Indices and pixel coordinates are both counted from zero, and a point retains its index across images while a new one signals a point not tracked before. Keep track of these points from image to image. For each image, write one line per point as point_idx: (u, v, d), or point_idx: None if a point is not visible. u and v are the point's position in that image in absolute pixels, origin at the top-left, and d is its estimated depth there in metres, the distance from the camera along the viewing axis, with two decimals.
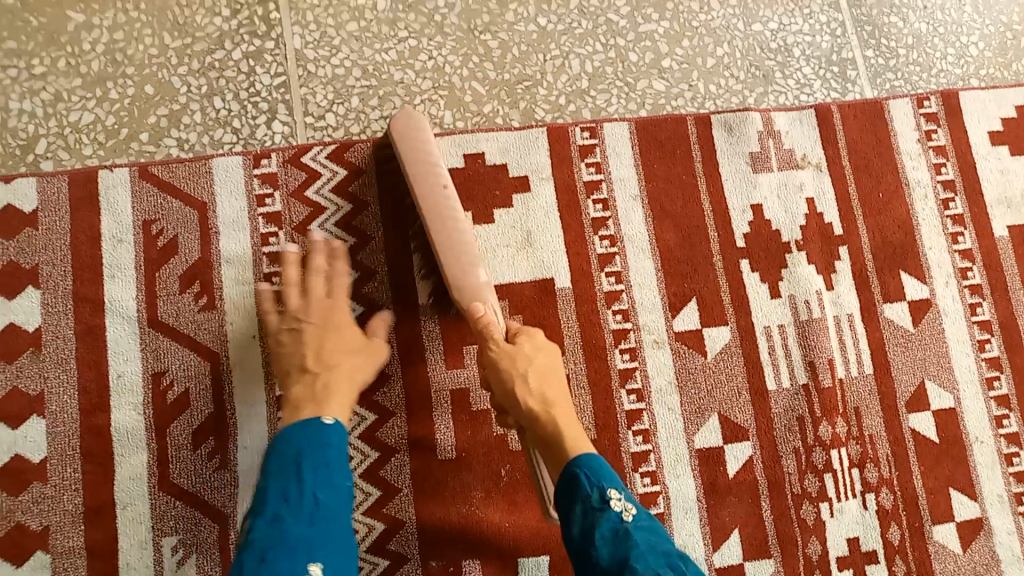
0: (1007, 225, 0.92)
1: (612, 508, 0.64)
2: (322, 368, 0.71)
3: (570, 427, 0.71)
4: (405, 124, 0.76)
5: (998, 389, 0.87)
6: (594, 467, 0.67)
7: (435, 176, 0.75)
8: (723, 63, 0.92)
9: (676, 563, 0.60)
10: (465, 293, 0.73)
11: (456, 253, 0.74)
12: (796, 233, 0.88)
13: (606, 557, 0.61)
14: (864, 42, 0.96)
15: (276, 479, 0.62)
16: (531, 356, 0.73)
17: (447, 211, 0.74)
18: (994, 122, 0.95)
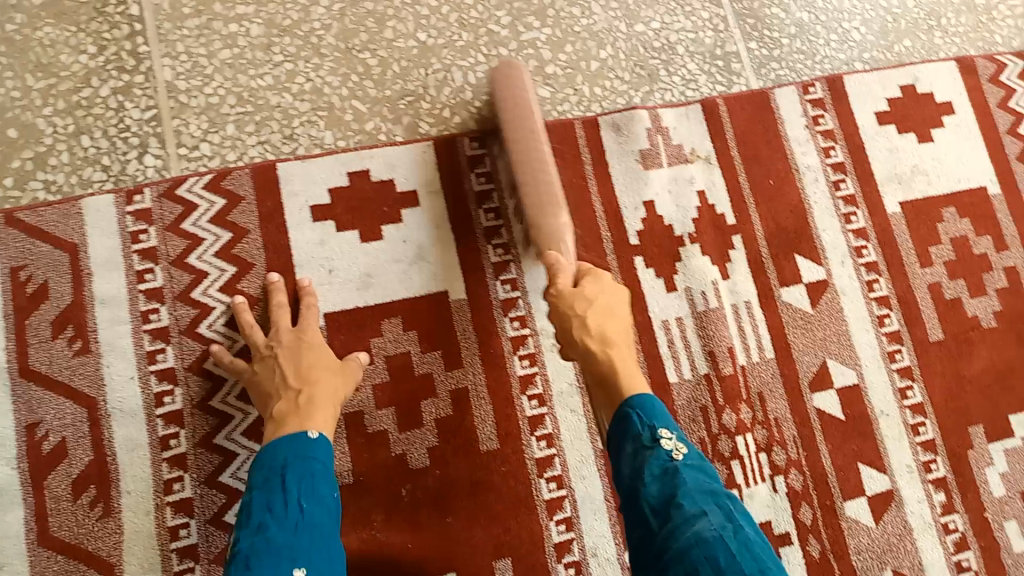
0: (899, 202, 0.93)
1: (661, 446, 0.59)
2: (306, 384, 0.71)
3: (628, 365, 0.68)
4: (507, 74, 0.81)
5: (901, 362, 0.88)
6: (645, 408, 0.64)
7: (530, 121, 0.79)
8: (607, 65, 0.92)
9: (724, 503, 0.55)
10: (546, 234, 0.77)
11: (539, 197, 0.77)
12: (688, 225, 0.88)
13: (654, 495, 0.57)
14: (748, 34, 0.96)
15: (261, 491, 0.61)
16: (592, 296, 0.72)
17: (535, 155, 0.78)
18: (880, 104, 0.96)
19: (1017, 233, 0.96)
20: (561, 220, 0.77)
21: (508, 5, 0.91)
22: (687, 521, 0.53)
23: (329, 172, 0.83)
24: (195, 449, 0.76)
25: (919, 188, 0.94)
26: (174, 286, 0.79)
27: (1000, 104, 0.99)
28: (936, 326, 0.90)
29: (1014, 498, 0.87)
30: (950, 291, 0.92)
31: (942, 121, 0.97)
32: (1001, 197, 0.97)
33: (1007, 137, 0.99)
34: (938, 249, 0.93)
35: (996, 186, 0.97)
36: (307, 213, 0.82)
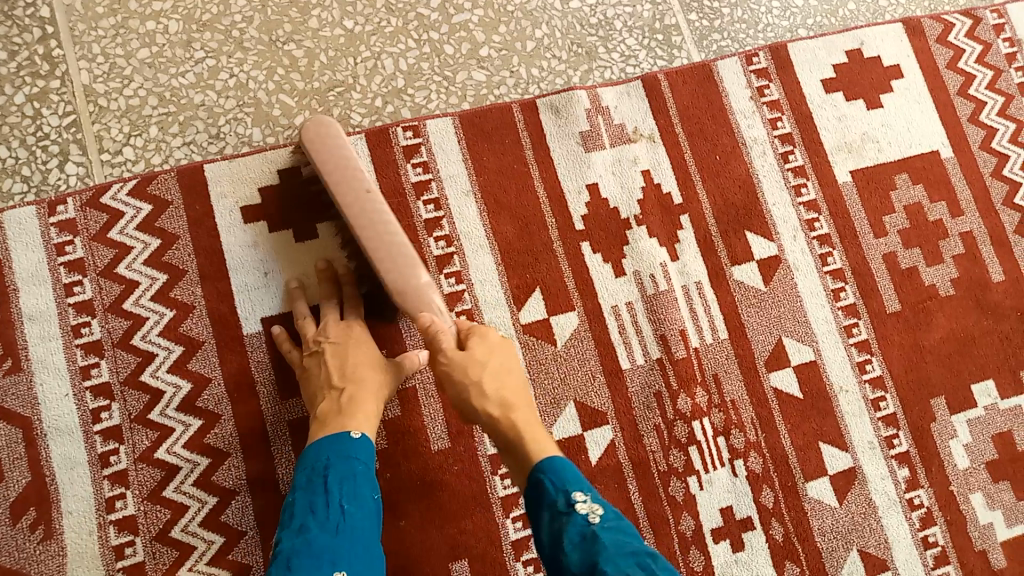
0: (849, 171, 0.92)
1: (577, 511, 0.59)
2: (348, 383, 0.71)
3: (532, 429, 0.68)
4: (317, 131, 0.72)
5: (858, 335, 0.87)
6: (558, 471, 0.63)
7: (359, 183, 0.71)
8: (543, 46, 0.89)
9: (645, 561, 0.53)
10: (408, 297, 0.71)
11: (395, 258, 0.71)
12: (633, 207, 0.86)
13: (575, 564, 0.56)
14: (687, 5, 0.94)
15: (303, 492, 0.63)
16: (484, 360, 0.70)
17: (378, 217, 0.71)
18: (826, 71, 0.94)
19: (972, 196, 0.94)
20: (424, 279, 0.72)
21: None
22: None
23: (259, 171, 0.80)
24: (135, 465, 0.73)
25: (869, 156, 0.93)
26: (104, 297, 0.76)
27: (950, 64, 0.98)
28: (893, 297, 0.89)
29: (978, 468, 0.86)
30: (905, 260, 0.90)
31: (891, 85, 0.96)
32: (954, 160, 0.95)
33: (957, 98, 0.97)
34: (891, 218, 0.91)
35: (949, 149, 0.95)
36: (237, 215, 0.79)
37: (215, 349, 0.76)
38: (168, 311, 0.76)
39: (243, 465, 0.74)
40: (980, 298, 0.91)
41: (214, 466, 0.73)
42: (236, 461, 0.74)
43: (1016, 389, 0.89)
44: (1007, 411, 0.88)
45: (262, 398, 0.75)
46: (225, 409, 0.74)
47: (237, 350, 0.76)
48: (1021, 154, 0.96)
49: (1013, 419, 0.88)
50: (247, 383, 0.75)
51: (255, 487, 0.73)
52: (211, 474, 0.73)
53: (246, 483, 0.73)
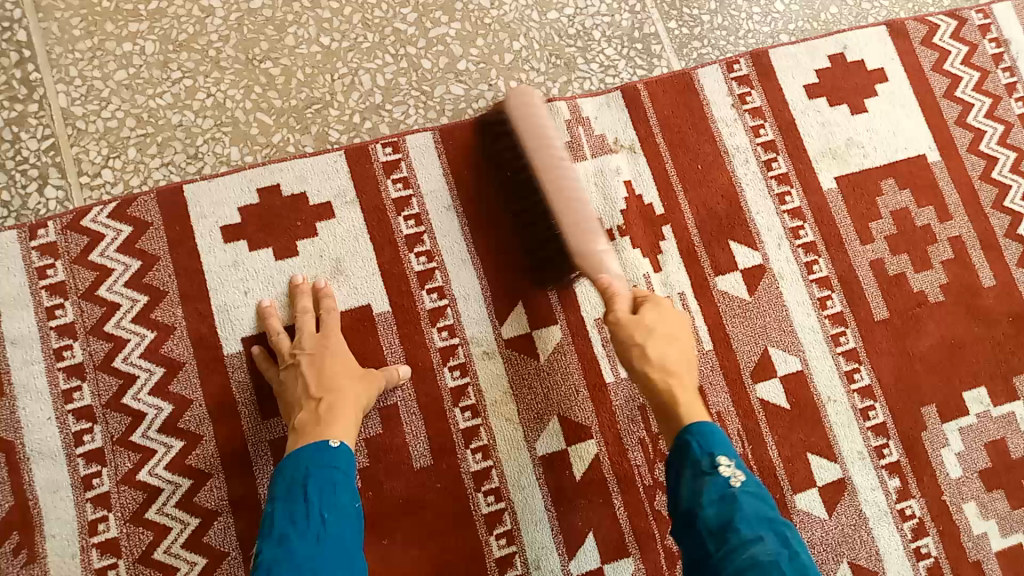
0: (834, 176, 0.91)
1: (720, 473, 0.60)
2: (326, 393, 0.71)
3: (689, 397, 0.67)
4: (521, 100, 0.74)
5: (846, 344, 0.86)
6: (704, 433, 0.64)
7: (550, 148, 0.72)
8: (522, 58, 0.89)
9: (781, 530, 0.57)
10: (588, 264, 0.71)
11: (577, 224, 0.71)
12: (616, 217, 0.86)
13: (711, 518, 0.58)
14: (665, 14, 0.94)
15: (283, 502, 0.63)
16: (654, 325, 0.70)
17: (568, 184, 0.71)
18: (809, 76, 0.93)
19: (960, 200, 0.93)
20: (603, 246, 0.72)
21: (414, 2, 0.88)
22: (745, 545, 0.56)
23: (238, 189, 0.80)
24: (117, 487, 0.72)
25: (854, 162, 0.92)
26: (86, 320, 0.76)
27: (935, 66, 0.97)
28: (881, 304, 0.88)
29: (972, 476, 0.85)
30: (893, 266, 0.89)
31: (875, 90, 0.95)
32: (942, 164, 0.94)
33: (943, 101, 0.96)
34: (878, 224, 0.90)
35: (936, 153, 0.94)
36: (217, 234, 0.79)
37: (196, 370, 0.75)
38: (149, 332, 0.76)
39: (225, 485, 0.74)
40: (970, 303, 0.90)
41: (197, 487, 0.73)
42: (219, 482, 0.74)
43: (1010, 396, 0.88)
44: (1000, 419, 0.87)
45: (245, 417, 0.75)
46: (207, 429, 0.74)
47: (219, 370, 0.76)
48: (1010, 156, 0.95)
49: (1007, 427, 0.87)
50: (229, 402, 0.75)
51: (237, 508, 0.73)
52: (192, 496, 0.73)
53: (228, 504, 0.73)
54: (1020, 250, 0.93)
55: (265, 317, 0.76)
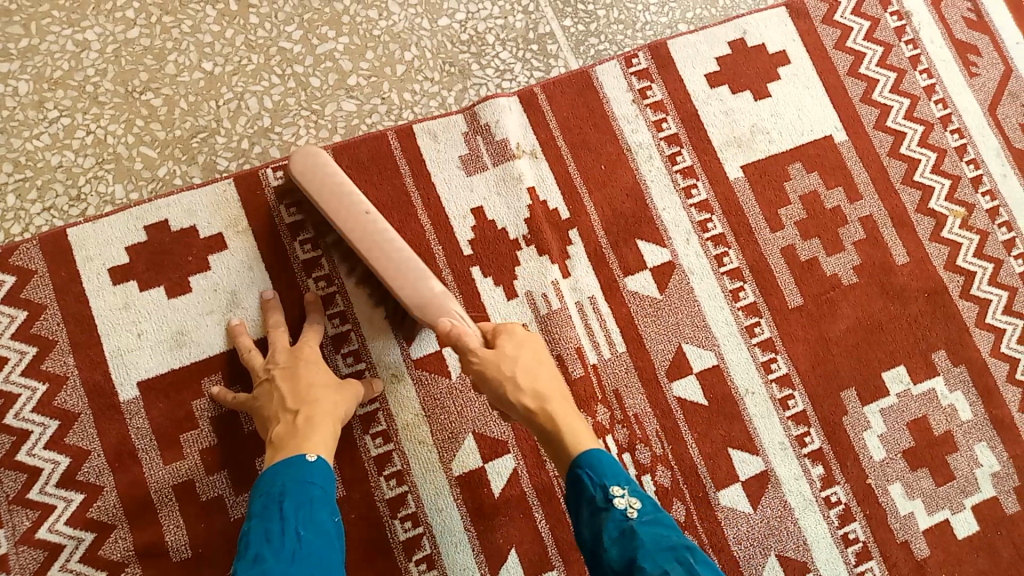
0: (740, 165, 0.90)
1: (615, 506, 0.58)
2: (303, 404, 0.69)
3: (569, 421, 0.66)
4: (304, 160, 0.70)
5: (761, 335, 0.86)
6: (597, 465, 0.62)
7: (353, 203, 0.69)
8: (414, 68, 0.87)
9: (685, 557, 0.53)
10: (427, 311, 0.68)
11: (405, 276, 0.68)
12: (522, 226, 0.85)
13: (615, 560, 0.55)
14: (560, 12, 0.92)
15: (259, 520, 0.60)
16: (514, 355, 0.68)
17: (379, 235, 0.68)
18: (709, 64, 0.92)
19: (869, 177, 0.93)
20: (439, 290, 0.68)
21: (298, 19, 0.86)
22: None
23: (123, 229, 0.78)
24: (16, 547, 0.71)
25: (760, 148, 0.91)
26: None
27: (838, 44, 0.96)
28: (794, 291, 0.88)
29: (895, 458, 0.85)
30: (805, 252, 0.89)
31: (778, 73, 0.94)
32: (849, 143, 0.93)
33: (848, 79, 0.95)
34: (787, 210, 0.90)
35: (843, 132, 0.93)
36: (106, 277, 0.77)
37: (92, 420, 0.74)
38: (42, 385, 0.74)
39: (130, 535, 0.72)
40: (885, 282, 0.90)
41: (101, 540, 0.72)
42: (123, 532, 0.72)
43: (929, 373, 0.88)
44: (921, 397, 0.87)
45: (146, 465, 0.73)
46: (106, 481, 0.73)
47: (116, 420, 0.74)
48: (917, 130, 0.95)
49: (928, 404, 0.87)
50: (128, 451, 0.73)
51: (145, 556, 0.72)
52: (98, 548, 0.71)
53: (135, 554, 0.72)
54: (933, 224, 0.92)
55: (234, 335, 0.76)
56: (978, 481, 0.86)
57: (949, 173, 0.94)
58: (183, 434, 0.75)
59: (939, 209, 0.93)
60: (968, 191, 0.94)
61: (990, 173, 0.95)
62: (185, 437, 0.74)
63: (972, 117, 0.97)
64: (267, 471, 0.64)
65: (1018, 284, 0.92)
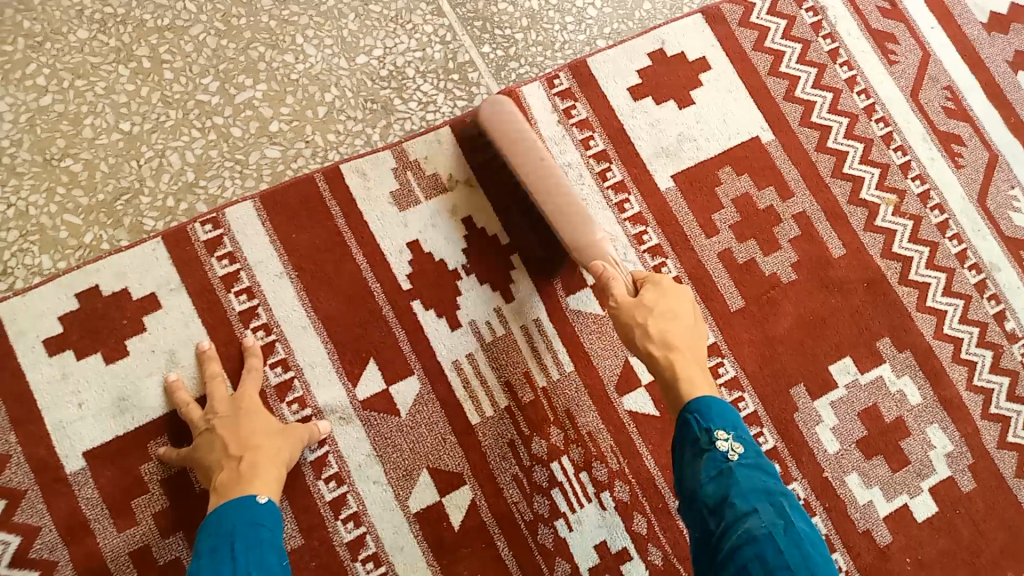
0: (670, 175, 0.91)
1: (717, 448, 0.63)
2: (247, 450, 0.69)
3: (692, 371, 0.70)
4: (490, 107, 0.82)
5: (705, 340, 0.87)
6: (706, 407, 0.66)
7: (532, 150, 0.80)
8: (336, 108, 0.87)
9: (777, 500, 0.59)
10: (584, 252, 0.79)
11: (573, 220, 0.79)
12: (460, 257, 0.83)
13: (711, 496, 0.61)
14: (478, 39, 0.92)
15: (209, 560, 0.60)
16: (653, 305, 0.74)
17: (549, 177, 0.80)
18: (630, 78, 0.93)
19: (799, 174, 0.93)
20: (599, 234, 0.79)
21: (213, 70, 0.86)
22: (739, 520, 0.58)
23: (53, 299, 0.77)
24: None
25: (688, 156, 0.92)
26: None
27: (756, 45, 0.97)
28: (734, 294, 0.89)
29: (849, 448, 0.86)
30: (742, 254, 0.90)
31: (699, 80, 0.95)
32: (776, 142, 0.94)
33: (769, 79, 0.96)
34: (720, 215, 0.91)
35: (769, 132, 0.94)
36: (39, 349, 0.76)
37: (40, 496, 0.73)
38: None
39: None
40: (823, 277, 0.91)
41: None
42: None
43: (875, 362, 0.89)
44: (870, 385, 0.88)
45: (99, 535, 0.72)
46: (59, 556, 0.72)
47: (63, 492, 0.73)
48: (842, 122, 0.96)
49: (877, 391, 0.88)
50: (80, 523, 0.72)
51: None
52: None
53: None
54: (866, 214, 0.94)
55: (173, 392, 0.75)
56: (933, 464, 0.87)
57: (877, 162, 0.96)
58: (134, 499, 0.74)
59: (870, 198, 0.94)
60: (898, 177, 0.96)
61: (917, 157, 0.97)
62: (137, 502, 0.73)
63: (894, 104, 0.98)
64: (213, 514, 0.64)
65: (954, 264, 0.94)
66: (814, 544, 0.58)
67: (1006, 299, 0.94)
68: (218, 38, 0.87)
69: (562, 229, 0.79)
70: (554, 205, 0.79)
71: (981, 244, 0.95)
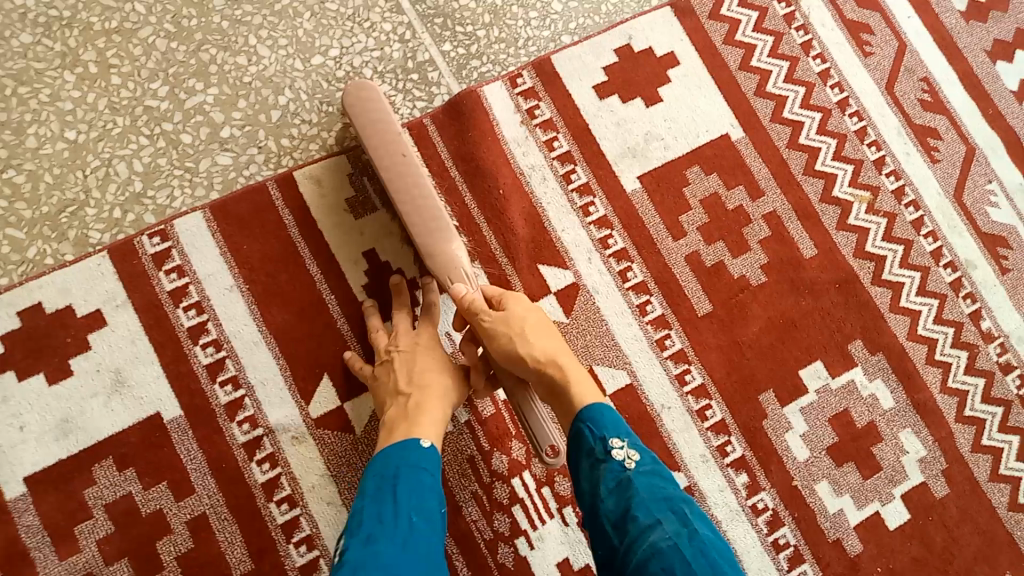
0: (637, 176, 0.88)
1: (614, 458, 0.64)
2: (415, 389, 0.73)
3: (576, 375, 0.72)
4: (358, 93, 0.77)
5: (672, 347, 0.85)
6: (597, 417, 0.67)
7: (396, 146, 0.76)
8: (291, 111, 0.83)
9: (678, 506, 0.59)
10: (439, 261, 0.75)
11: (428, 222, 0.75)
12: (418, 266, 0.81)
13: (612, 510, 0.61)
14: (438, 36, 0.88)
15: (372, 500, 0.63)
16: (525, 321, 0.73)
17: (411, 179, 0.75)
18: (597, 75, 0.90)
19: (770, 172, 0.91)
20: (455, 244, 0.75)
21: (162, 74, 0.83)
22: (643, 533, 0.58)
23: None
24: None
25: (655, 156, 0.89)
26: None
27: (727, 38, 0.94)
28: (702, 298, 0.86)
29: (820, 456, 0.84)
30: (710, 257, 0.87)
31: (668, 76, 0.92)
32: (747, 141, 0.91)
33: (740, 74, 0.93)
34: (689, 216, 0.88)
35: (740, 130, 0.91)
36: None
37: None
38: None
39: None
40: (794, 278, 0.88)
41: None
42: None
43: (847, 365, 0.87)
44: (841, 390, 0.86)
45: (41, 562, 0.71)
46: None
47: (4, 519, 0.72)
48: (815, 117, 0.93)
49: (848, 396, 0.86)
50: (21, 551, 0.71)
51: None
52: None
53: None
54: (839, 212, 0.91)
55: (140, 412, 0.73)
56: (905, 469, 0.86)
57: (851, 158, 0.93)
58: (77, 526, 0.72)
59: (843, 196, 0.91)
60: (872, 174, 0.93)
61: (893, 153, 0.94)
62: (80, 529, 0.72)
63: (870, 97, 0.95)
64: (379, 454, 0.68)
65: (929, 263, 0.91)
66: (719, 549, 0.58)
67: (983, 298, 0.92)
68: (167, 41, 0.83)
69: (415, 232, 0.75)
70: (410, 210, 0.75)
71: (957, 242, 0.93)
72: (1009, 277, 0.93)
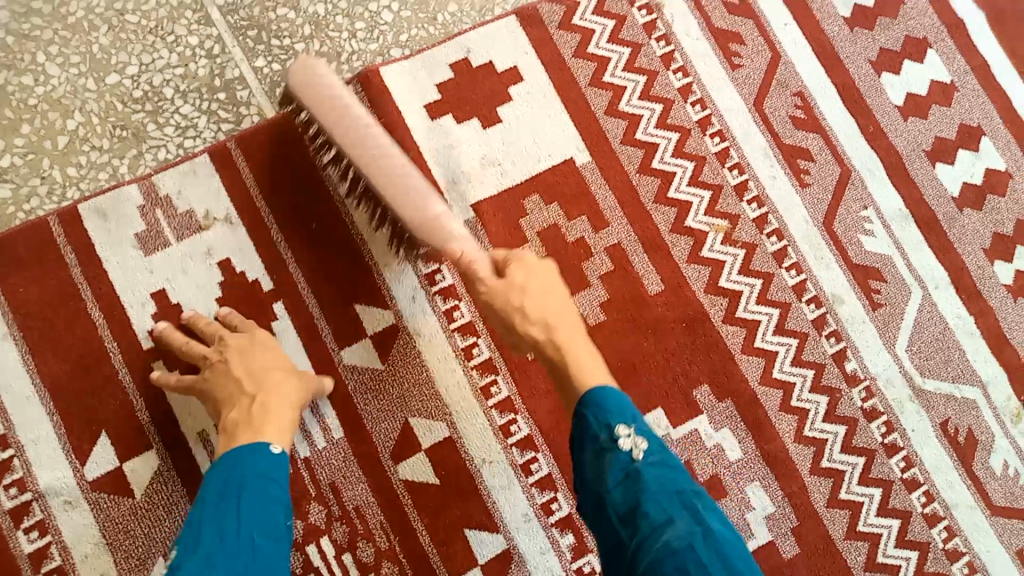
0: (469, 206, 0.82)
1: (621, 448, 0.56)
2: (260, 389, 0.66)
3: (578, 347, 0.64)
4: (302, 71, 0.69)
5: (498, 395, 0.77)
6: (600, 402, 0.59)
7: (355, 117, 0.67)
8: (79, 137, 0.76)
9: (691, 502, 0.53)
10: (433, 232, 0.67)
11: (402, 191, 0.67)
12: (213, 308, 0.75)
13: (620, 504, 0.54)
14: (250, 51, 0.80)
15: (214, 511, 0.56)
16: (524, 283, 0.65)
17: (377, 146, 0.67)
18: (428, 93, 0.82)
19: (616, 200, 0.84)
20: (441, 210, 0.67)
21: None
22: (656, 532, 0.52)
23: None
24: None
25: (490, 184, 0.82)
26: None
27: (578, 51, 0.86)
28: None
29: None
30: None
31: (509, 94, 0.84)
32: (593, 165, 0.84)
33: (591, 90, 0.85)
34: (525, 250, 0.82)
35: (586, 153, 0.84)
36: None
37: None
38: None
39: None
40: (638, 318, 0.82)
41: None
42: None
43: (691, 413, 0.82)
44: (682, 441, 0.81)
45: None
46: None
47: None
48: (671, 138, 0.86)
49: (691, 447, 0.81)
50: None
51: None
52: None
53: None
54: (692, 244, 0.84)
55: None
56: (750, 528, 0.81)
57: (709, 184, 0.86)
58: None
59: (697, 226, 0.84)
60: (732, 201, 0.86)
61: (757, 176, 0.87)
62: None
63: (736, 115, 0.87)
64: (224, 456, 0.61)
65: (791, 299, 0.85)
66: (734, 546, 0.53)
67: (850, 336, 0.85)
68: None
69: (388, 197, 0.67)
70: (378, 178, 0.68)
71: (825, 275, 0.86)
72: (881, 313, 0.86)
